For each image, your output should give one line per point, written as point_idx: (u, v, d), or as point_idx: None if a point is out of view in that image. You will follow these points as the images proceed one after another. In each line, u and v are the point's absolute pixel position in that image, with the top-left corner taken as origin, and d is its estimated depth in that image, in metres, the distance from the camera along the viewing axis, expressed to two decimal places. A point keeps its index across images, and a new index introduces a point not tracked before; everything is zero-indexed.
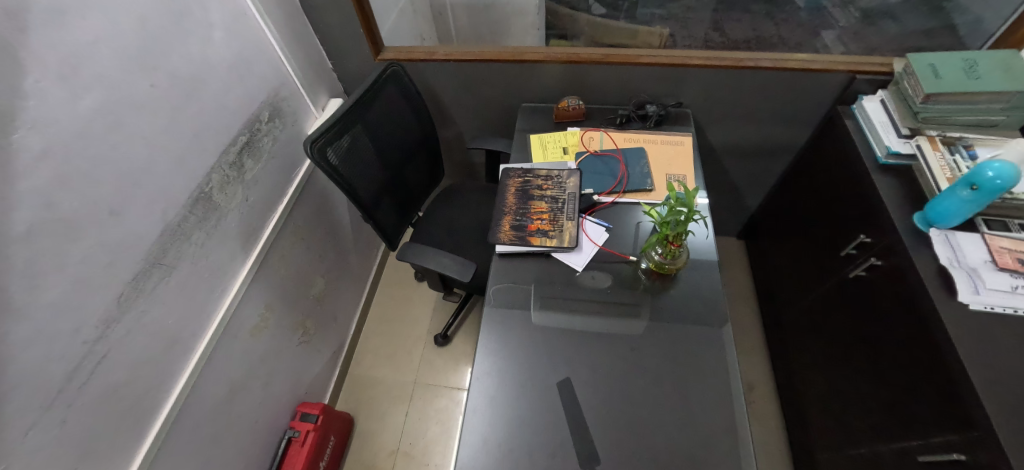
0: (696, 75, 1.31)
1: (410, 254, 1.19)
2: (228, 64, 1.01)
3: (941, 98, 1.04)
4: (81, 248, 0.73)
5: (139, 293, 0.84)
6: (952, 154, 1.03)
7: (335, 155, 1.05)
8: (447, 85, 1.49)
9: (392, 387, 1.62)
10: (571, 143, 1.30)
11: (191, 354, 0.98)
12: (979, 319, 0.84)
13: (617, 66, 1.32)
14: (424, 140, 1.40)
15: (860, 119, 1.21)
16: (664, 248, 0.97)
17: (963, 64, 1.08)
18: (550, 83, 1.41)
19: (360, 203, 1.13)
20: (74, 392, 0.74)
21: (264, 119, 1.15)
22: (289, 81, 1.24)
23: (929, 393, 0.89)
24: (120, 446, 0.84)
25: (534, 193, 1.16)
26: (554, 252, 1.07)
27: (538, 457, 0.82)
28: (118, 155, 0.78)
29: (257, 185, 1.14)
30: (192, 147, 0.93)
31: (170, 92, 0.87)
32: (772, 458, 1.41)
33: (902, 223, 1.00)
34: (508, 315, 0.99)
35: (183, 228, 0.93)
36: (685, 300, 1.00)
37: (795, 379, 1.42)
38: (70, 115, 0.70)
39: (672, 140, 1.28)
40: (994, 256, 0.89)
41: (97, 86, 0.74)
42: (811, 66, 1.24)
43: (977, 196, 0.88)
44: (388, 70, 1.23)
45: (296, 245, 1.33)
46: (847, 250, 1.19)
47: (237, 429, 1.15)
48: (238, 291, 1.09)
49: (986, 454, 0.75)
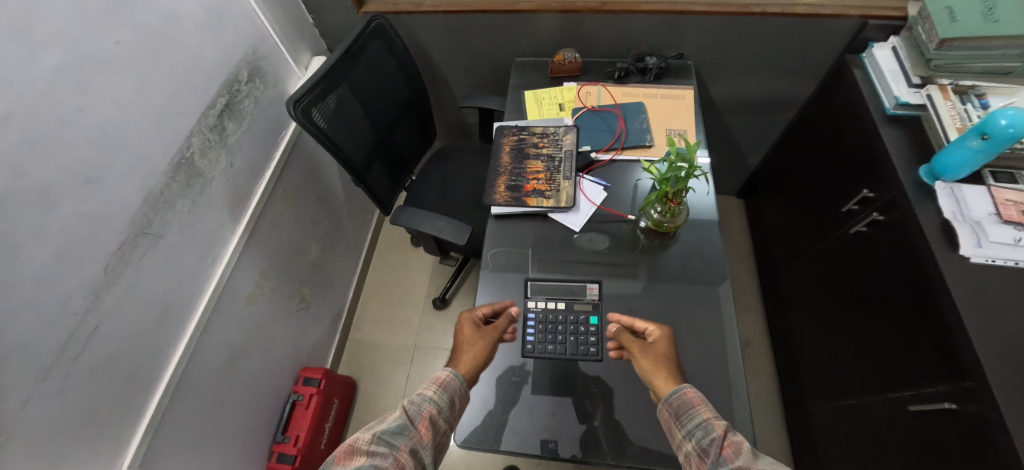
0: (699, 23, 1.24)
1: (404, 219, 1.16)
2: (198, 18, 0.94)
3: (955, 44, 0.99)
4: (59, 218, 0.70)
5: (126, 265, 0.82)
6: (963, 103, 0.99)
7: (321, 115, 1.00)
8: (436, 39, 1.41)
9: (393, 350, 1.64)
10: (567, 99, 1.25)
11: (186, 324, 0.97)
12: (979, 271, 0.84)
13: (615, 14, 1.25)
14: (414, 100, 1.33)
15: (868, 68, 1.16)
16: (663, 206, 0.95)
17: (982, 5, 1.01)
18: (544, 35, 1.33)
19: (351, 167, 1.09)
20: (69, 363, 0.74)
21: (243, 79, 1.08)
22: (267, 38, 1.16)
23: (924, 345, 0.89)
24: (124, 414, 0.85)
25: (529, 151, 1.13)
26: (551, 213, 1.05)
27: (538, 414, 0.84)
28: (87, 119, 0.74)
29: (241, 149, 1.09)
30: (169, 111, 0.89)
31: (136, 50, 0.81)
32: (764, 409, 1.46)
33: (907, 176, 0.98)
34: (505, 278, 0.98)
35: (166, 196, 0.89)
36: (684, 260, 0.99)
37: (792, 334, 1.44)
38: (28, 76, 0.65)
39: (672, 94, 1.23)
40: (1000, 208, 0.87)
41: (55, 45, 0.68)
42: (821, 11, 1.17)
43: (987, 146, 0.85)
44: (372, 22, 1.15)
45: (287, 212, 1.30)
46: (849, 206, 1.17)
47: (241, 395, 1.16)
48: (230, 260, 1.07)
49: (977, 404, 0.77)
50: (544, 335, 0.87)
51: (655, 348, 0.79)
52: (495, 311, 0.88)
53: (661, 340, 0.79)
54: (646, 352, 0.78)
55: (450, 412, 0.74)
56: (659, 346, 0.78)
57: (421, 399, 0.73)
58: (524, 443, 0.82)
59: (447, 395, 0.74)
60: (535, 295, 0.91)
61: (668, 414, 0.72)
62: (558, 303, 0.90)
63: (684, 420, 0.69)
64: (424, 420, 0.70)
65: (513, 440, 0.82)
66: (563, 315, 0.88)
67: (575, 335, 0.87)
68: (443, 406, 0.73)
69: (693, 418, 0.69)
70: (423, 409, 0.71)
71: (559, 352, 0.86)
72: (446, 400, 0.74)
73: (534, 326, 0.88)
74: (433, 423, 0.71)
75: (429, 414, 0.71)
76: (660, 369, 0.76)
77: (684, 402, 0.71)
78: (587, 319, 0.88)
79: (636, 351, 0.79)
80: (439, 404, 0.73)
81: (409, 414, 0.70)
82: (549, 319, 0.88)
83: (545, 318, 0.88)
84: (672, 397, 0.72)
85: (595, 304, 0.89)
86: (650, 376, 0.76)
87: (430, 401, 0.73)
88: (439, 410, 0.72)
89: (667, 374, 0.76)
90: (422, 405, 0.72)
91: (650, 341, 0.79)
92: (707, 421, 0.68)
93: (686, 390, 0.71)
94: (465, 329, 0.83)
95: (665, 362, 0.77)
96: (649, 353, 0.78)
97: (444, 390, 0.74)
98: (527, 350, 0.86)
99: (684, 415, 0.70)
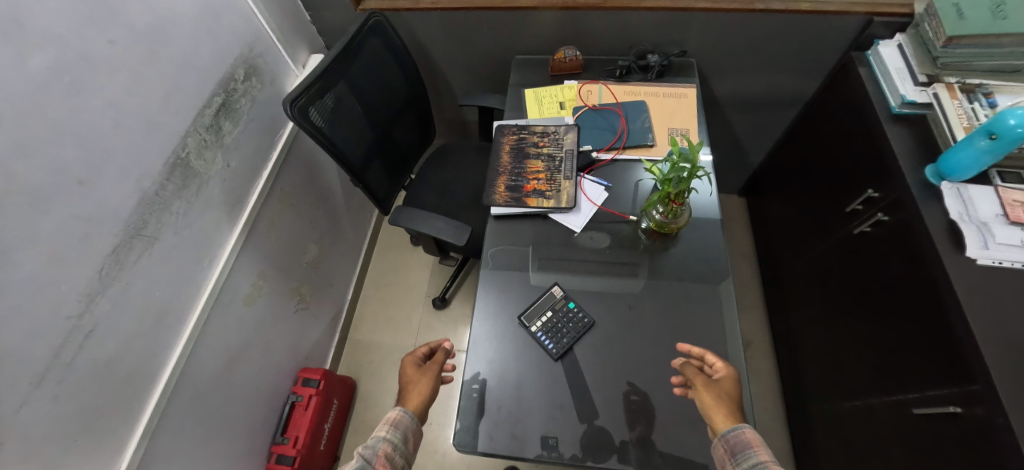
0: (701, 20, 1.22)
1: (402, 219, 1.15)
2: (193, 16, 0.92)
3: (963, 41, 0.97)
4: (52, 220, 0.69)
5: (121, 267, 0.81)
6: (971, 102, 0.98)
7: (318, 114, 0.99)
8: (436, 36, 1.39)
9: (392, 350, 1.63)
10: (568, 97, 1.23)
11: (183, 326, 0.96)
12: (987, 273, 0.82)
13: (617, 11, 1.23)
14: (412, 98, 1.32)
15: (874, 66, 1.14)
16: (665, 206, 0.94)
17: (990, 3, 1.00)
18: (545, 32, 1.32)
19: (349, 167, 1.08)
20: (63, 368, 0.73)
21: (239, 78, 1.07)
22: (264, 35, 1.15)
23: (929, 347, 0.88)
24: (120, 418, 0.84)
25: (530, 150, 1.11)
26: (552, 213, 1.04)
27: (537, 418, 0.83)
28: (80, 121, 0.72)
29: (238, 149, 1.08)
30: (163, 111, 0.87)
31: (130, 49, 0.80)
32: (766, 410, 1.45)
33: (913, 176, 0.96)
34: (505, 279, 0.97)
35: (162, 197, 0.88)
36: (686, 261, 0.98)
37: (794, 334, 1.43)
38: (19, 77, 0.64)
39: (674, 92, 1.21)
40: (1007, 209, 0.86)
41: (46, 44, 0.67)
42: (825, 9, 1.16)
43: (995, 146, 0.83)
44: (370, 20, 1.13)
45: (285, 212, 1.28)
46: (853, 206, 1.15)
47: (239, 396, 1.16)
48: (227, 260, 1.06)
49: (983, 407, 0.76)
50: (555, 333, 0.88)
51: (721, 385, 0.77)
52: (432, 350, 0.95)
53: (727, 378, 0.78)
54: (710, 387, 0.76)
55: (405, 448, 0.77)
56: (725, 384, 0.77)
57: (376, 441, 0.76)
58: (525, 445, 0.81)
59: (399, 431, 0.78)
60: (529, 320, 0.91)
61: (723, 451, 0.71)
62: (543, 314, 0.91)
63: (739, 459, 0.69)
64: (380, 458, 0.73)
65: (512, 445, 0.81)
66: (554, 318, 0.90)
67: (572, 321, 0.90)
68: (398, 443, 0.77)
69: (749, 458, 0.68)
70: (378, 449, 0.74)
71: (575, 339, 0.88)
72: (400, 435, 0.77)
73: (544, 337, 0.88)
74: (390, 460, 0.74)
75: (385, 451, 0.74)
76: (723, 406, 0.74)
77: (743, 441, 0.70)
78: (568, 304, 0.92)
79: (700, 384, 0.77)
80: (393, 442, 0.76)
81: (365, 457, 0.72)
82: (548, 325, 0.89)
83: (547, 327, 0.89)
84: (730, 433, 0.71)
85: (567, 293, 0.94)
86: (711, 411, 0.74)
87: (384, 440, 0.76)
88: (393, 446, 0.76)
89: (728, 414, 0.74)
90: (376, 445, 0.75)
91: (719, 377, 0.78)
92: (763, 463, 0.67)
93: (745, 430, 0.71)
94: (407, 370, 0.89)
95: (730, 401, 0.76)
96: (714, 389, 0.76)
97: (395, 427, 0.78)
98: (556, 353, 0.87)
99: (740, 453, 0.69)
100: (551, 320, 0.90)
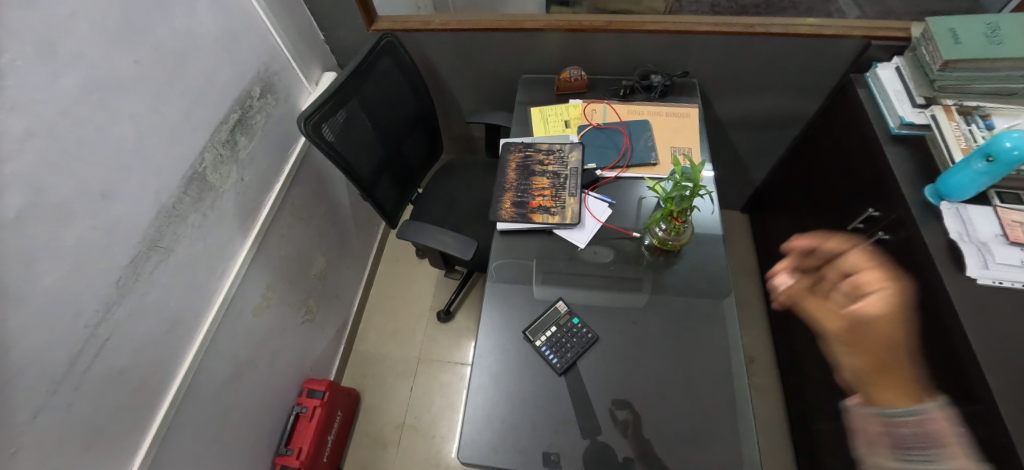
0: (704, 42, 1.25)
1: (409, 233, 1.17)
2: (214, 37, 0.97)
3: (959, 65, 1.00)
4: (75, 231, 0.72)
5: (138, 277, 0.83)
6: (969, 124, 1.00)
7: (330, 130, 1.02)
8: (445, 56, 1.44)
9: (396, 363, 1.64)
10: (572, 116, 1.26)
11: (194, 336, 0.98)
12: (987, 293, 0.83)
13: (621, 33, 1.26)
14: (421, 115, 1.35)
15: (873, 87, 1.17)
16: (667, 224, 0.96)
17: (985, 28, 1.02)
18: (551, 53, 1.36)
19: (359, 182, 1.11)
20: (79, 375, 0.74)
21: (255, 96, 1.11)
22: (280, 55, 1.19)
23: (931, 367, 0.88)
24: (130, 426, 0.85)
25: (535, 167, 1.14)
26: (556, 229, 1.06)
27: (540, 433, 0.83)
28: (106, 138, 0.76)
29: (252, 164, 1.11)
30: (182, 127, 0.90)
31: (155, 69, 0.84)
32: (771, 429, 1.44)
33: (912, 195, 0.98)
34: (509, 292, 0.99)
35: (178, 210, 0.91)
36: (688, 277, 0.99)
37: (797, 352, 1.43)
38: (50, 96, 0.67)
39: (677, 112, 1.24)
40: (1007, 229, 0.87)
41: (78, 64, 0.70)
42: (823, 32, 1.19)
43: (992, 168, 0.85)
44: (382, 40, 1.17)
45: (295, 225, 1.31)
46: (854, 224, 1.17)
47: (246, 407, 1.17)
48: (238, 272, 1.08)
49: (986, 427, 0.76)
50: (558, 348, 0.89)
51: (870, 336, 0.70)
52: None
53: (882, 322, 0.70)
54: (853, 337, 0.71)
55: None
56: (881, 331, 0.70)
57: None
58: (527, 460, 0.81)
59: None
60: (533, 335, 0.92)
61: (881, 430, 0.66)
62: (547, 329, 0.92)
63: (910, 447, 0.63)
64: None
65: (515, 459, 0.81)
66: (558, 333, 0.91)
67: (575, 335, 0.91)
68: None
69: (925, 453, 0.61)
70: None
71: (577, 354, 0.89)
72: None
73: (548, 352, 0.89)
74: None
75: None
76: (878, 364, 0.69)
77: (925, 434, 0.63)
78: (570, 318, 0.93)
79: (839, 335, 0.73)
80: None
81: None
82: (552, 339, 0.91)
83: (552, 342, 0.90)
84: (898, 412, 0.65)
85: (571, 309, 0.95)
86: (868, 373, 0.69)
87: None
88: None
89: (901, 386, 0.68)
90: None
91: (865, 325, 0.71)
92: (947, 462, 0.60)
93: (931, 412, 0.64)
94: None
95: (887, 355, 0.69)
96: (859, 342, 0.70)
97: None
98: (559, 368, 0.88)
99: (915, 446, 0.62)
100: (555, 335, 0.91)
